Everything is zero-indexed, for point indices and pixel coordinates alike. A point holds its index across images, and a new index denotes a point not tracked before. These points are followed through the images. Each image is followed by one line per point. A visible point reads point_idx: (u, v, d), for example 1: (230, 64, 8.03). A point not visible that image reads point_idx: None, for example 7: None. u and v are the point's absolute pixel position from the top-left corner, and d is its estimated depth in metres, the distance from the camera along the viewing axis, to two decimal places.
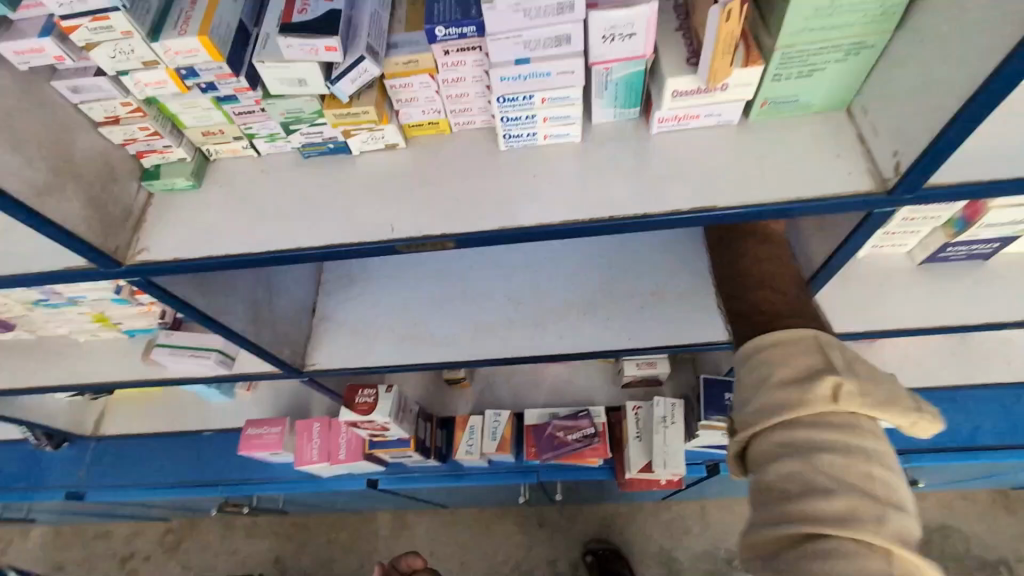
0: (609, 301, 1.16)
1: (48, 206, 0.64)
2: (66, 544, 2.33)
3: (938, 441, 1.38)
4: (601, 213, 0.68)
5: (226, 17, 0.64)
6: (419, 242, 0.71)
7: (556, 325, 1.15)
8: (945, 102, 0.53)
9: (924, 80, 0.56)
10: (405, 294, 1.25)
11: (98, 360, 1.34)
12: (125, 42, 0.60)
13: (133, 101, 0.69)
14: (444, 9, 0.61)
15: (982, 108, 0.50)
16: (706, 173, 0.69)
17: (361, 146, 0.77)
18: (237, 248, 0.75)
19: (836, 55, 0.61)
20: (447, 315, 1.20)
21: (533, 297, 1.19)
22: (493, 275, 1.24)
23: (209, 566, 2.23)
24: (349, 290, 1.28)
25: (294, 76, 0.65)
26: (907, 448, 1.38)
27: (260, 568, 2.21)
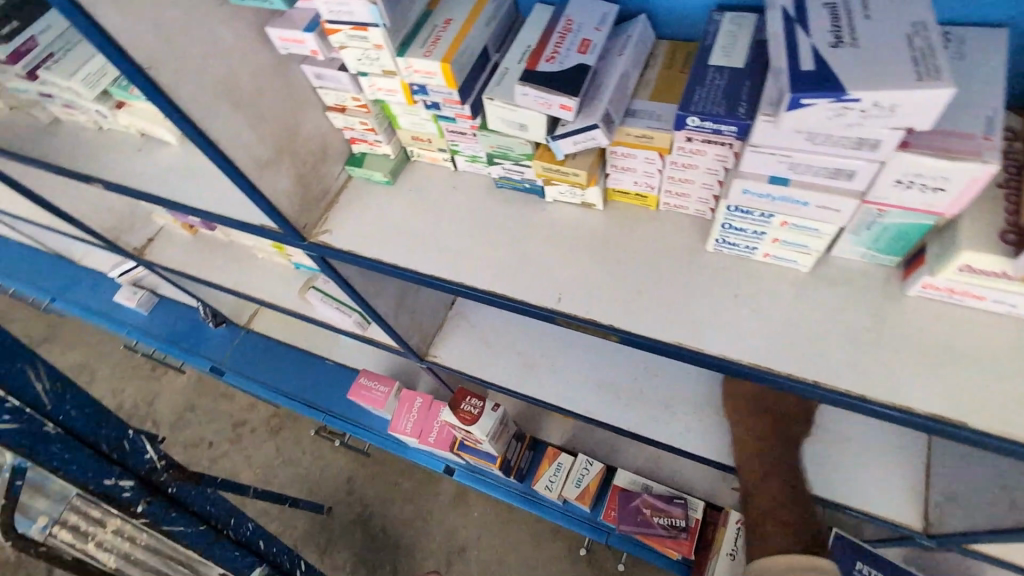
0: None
1: (263, 179, 0.69)
2: (203, 391, 2.68)
3: None
4: (807, 372, 0.56)
5: (472, 44, 0.62)
6: (581, 323, 0.65)
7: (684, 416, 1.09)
8: None
9: None
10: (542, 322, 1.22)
11: (269, 278, 1.49)
12: (374, 51, 0.60)
13: (362, 98, 0.70)
14: (705, 97, 0.52)
15: None
16: (964, 371, 0.53)
17: (555, 196, 0.72)
18: (403, 258, 0.75)
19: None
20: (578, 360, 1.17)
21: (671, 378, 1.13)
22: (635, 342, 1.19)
23: (294, 460, 2.46)
24: None
25: (518, 120, 0.61)
26: None
27: (332, 481, 2.40)
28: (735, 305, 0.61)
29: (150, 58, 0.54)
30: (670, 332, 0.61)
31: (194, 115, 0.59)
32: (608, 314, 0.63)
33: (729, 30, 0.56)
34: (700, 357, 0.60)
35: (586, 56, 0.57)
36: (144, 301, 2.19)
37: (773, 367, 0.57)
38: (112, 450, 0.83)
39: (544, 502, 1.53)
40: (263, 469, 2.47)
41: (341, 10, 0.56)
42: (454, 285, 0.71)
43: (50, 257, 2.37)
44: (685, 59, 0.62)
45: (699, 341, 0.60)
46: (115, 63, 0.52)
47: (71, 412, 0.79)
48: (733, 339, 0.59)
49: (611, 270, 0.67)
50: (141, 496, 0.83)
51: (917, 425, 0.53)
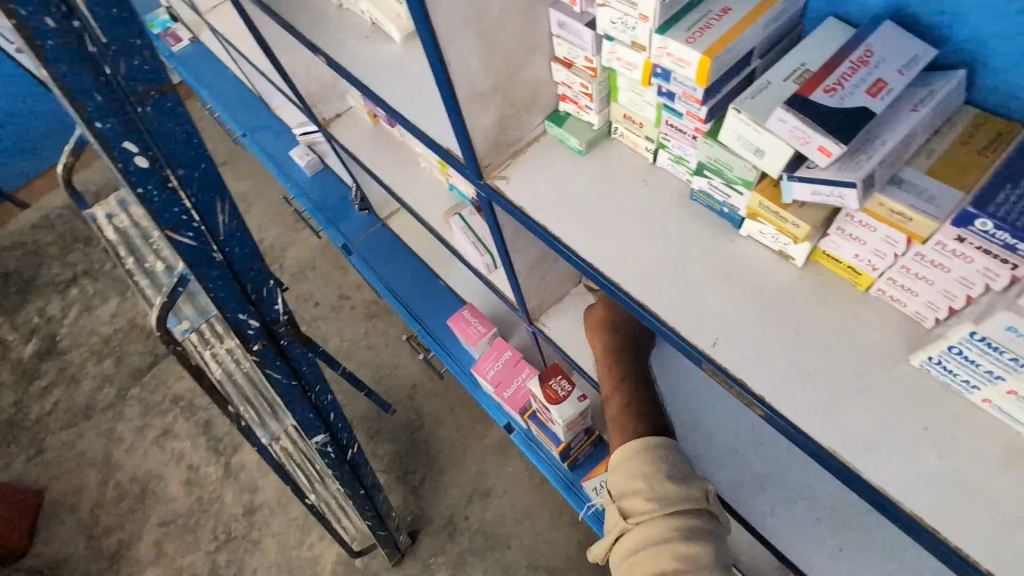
0: (844, 526, 0.99)
1: (471, 110, 0.69)
2: (327, 256, 2.95)
3: None
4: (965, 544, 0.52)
5: (740, 44, 0.57)
6: (729, 379, 0.62)
7: (766, 491, 1.06)
8: None
9: None
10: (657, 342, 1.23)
11: (423, 189, 1.57)
12: (635, 21, 0.58)
13: (595, 62, 0.67)
14: (1013, 203, 0.48)
15: None
16: None
17: (753, 233, 0.67)
18: (565, 232, 0.72)
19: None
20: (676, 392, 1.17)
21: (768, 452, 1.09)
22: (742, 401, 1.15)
23: (376, 348, 2.66)
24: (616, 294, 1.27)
25: (756, 143, 0.58)
26: None
27: (400, 381, 2.57)
28: (891, 443, 0.57)
29: None
30: (832, 436, 0.58)
31: (442, 32, 0.61)
32: (763, 383, 0.61)
33: None
34: (842, 469, 0.57)
35: (875, 100, 0.52)
36: (312, 165, 2.42)
37: (921, 516, 0.54)
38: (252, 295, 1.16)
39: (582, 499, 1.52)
40: (349, 343, 2.70)
41: None
42: (608, 282, 0.69)
43: (252, 97, 2.66)
44: (989, 141, 0.56)
45: (856, 459, 0.57)
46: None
47: (236, 249, 1.05)
48: (894, 471, 0.55)
49: (782, 342, 0.63)
50: (259, 337, 1.20)
51: None
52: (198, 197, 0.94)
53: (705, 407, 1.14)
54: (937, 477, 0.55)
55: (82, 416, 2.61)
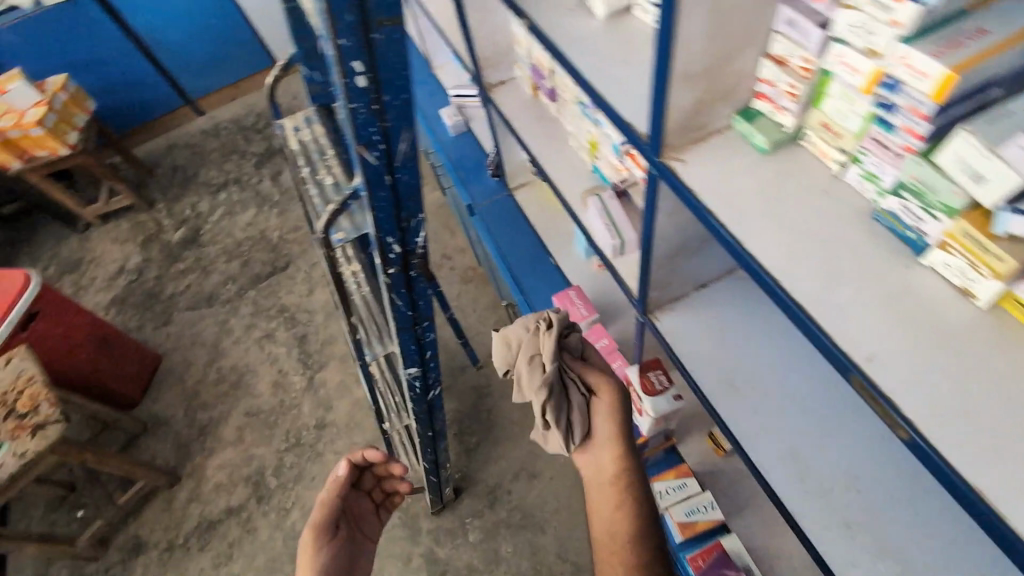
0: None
1: (680, 87, 0.80)
2: (440, 216, 3.14)
3: None
4: None
5: (974, 75, 0.66)
6: (874, 394, 0.71)
7: (858, 533, 1.07)
8: None
9: None
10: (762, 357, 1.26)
11: (565, 164, 1.64)
12: (881, 27, 0.68)
13: (815, 61, 0.78)
14: None
15: None
16: None
17: (938, 264, 0.77)
18: (738, 232, 0.82)
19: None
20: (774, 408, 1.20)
21: (868, 501, 1.09)
22: (843, 432, 1.15)
23: (464, 311, 2.79)
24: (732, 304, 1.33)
25: (979, 170, 0.67)
26: None
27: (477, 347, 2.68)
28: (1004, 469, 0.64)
29: None
30: (958, 456, 0.65)
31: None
32: (907, 403, 0.69)
33: None
34: None
35: None
36: (456, 126, 2.57)
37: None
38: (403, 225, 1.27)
39: None
40: None
41: None
42: (771, 278, 0.79)
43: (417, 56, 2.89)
44: None
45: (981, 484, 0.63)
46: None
47: (406, 175, 1.16)
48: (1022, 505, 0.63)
49: (940, 359, 0.72)
50: (394, 265, 1.34)
51: None
52: (387, 123, 1.05)
53: (800, 430, 1.17)
54: (1021, 483, 0.63)
55: (204, 303, 3.90)
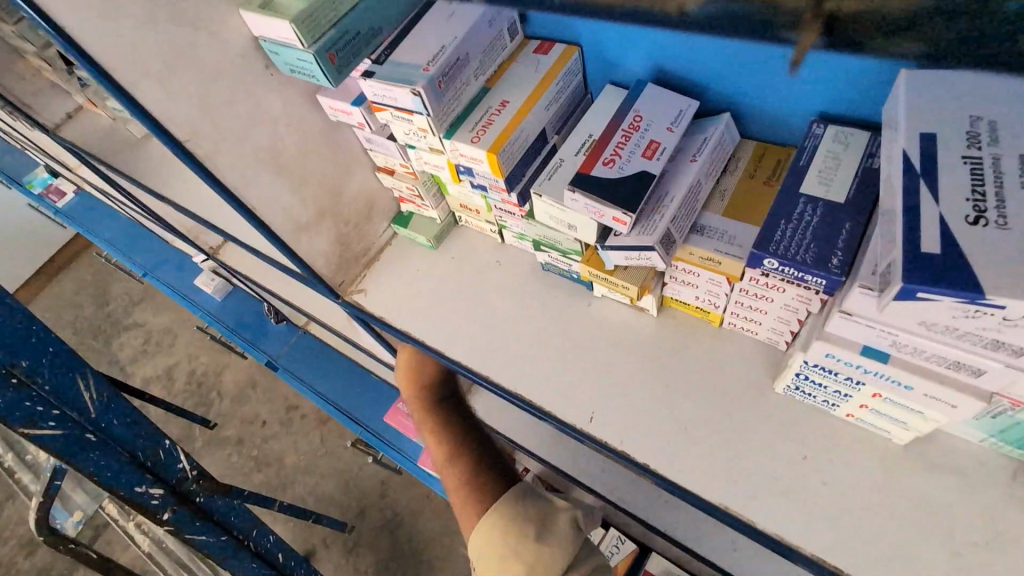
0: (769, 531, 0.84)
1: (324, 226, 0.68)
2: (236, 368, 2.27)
3: None
4: None
5: (528, 129, 0.55)
6: (613, 454, 0.57)
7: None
8: None
9: None
10: None
11: None
12: (421, 133, 0.55)
13: (410, 166, 0.66)
14: (790, 237, 0.43)
15: None
16: None
17: (605, 292, 0.64)
18: (420, 325, 0.72)
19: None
20: None
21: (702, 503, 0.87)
22: None
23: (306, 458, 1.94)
24: None
25: (565, 219, 0.54)
26: None
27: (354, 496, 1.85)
28: (757, 468, 0.52)
29: (165, 116, 0.48)
30: (687, 471, 0.54)
31: (180, 132, 0.49)
32: (647, 453, 0.56)
33: (832, 149, 0.46)
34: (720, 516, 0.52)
35: (652, 162, 0.49)
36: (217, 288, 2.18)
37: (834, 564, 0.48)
38: (145, 461, 0.72)
39: None
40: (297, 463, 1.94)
41: (386, 96, 0.49)
42: (472, 371, 0.66)
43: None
44: (771, 170, 0.52)
45: (743, 506, 0.51)
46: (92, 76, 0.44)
47: (115, 422, 0.68)
48: (784, 509, 0.50)
49: (653, 400, 0.58)
50: (169, 503, 0.74)
51: None
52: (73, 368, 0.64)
53: None
54: (768, 478, 0.52)
55: None
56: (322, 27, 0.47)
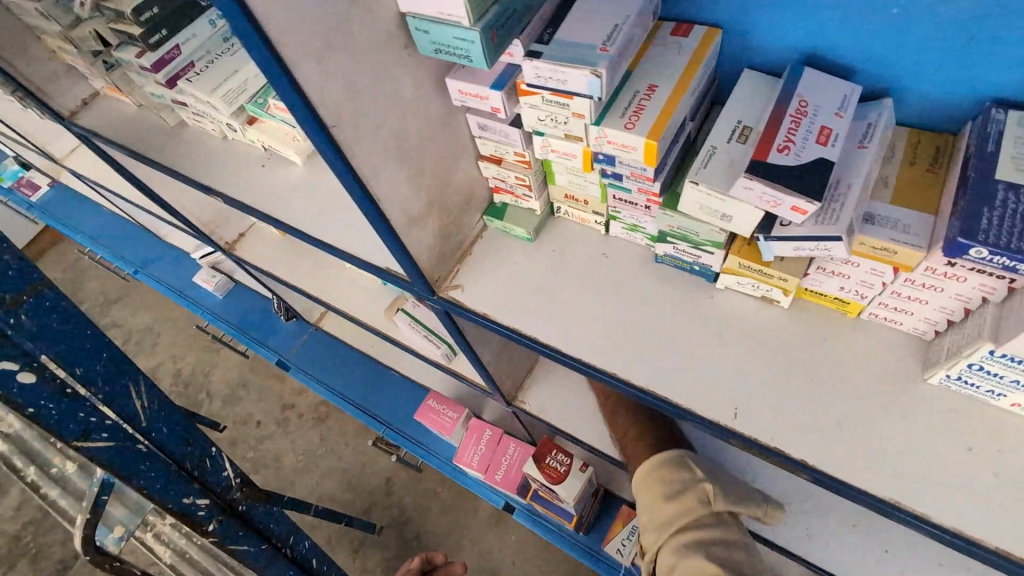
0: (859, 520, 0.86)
1: (430, 219, 0.64)
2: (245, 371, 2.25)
3: None
4: None
5: (678, 115, 0.53)
6: (761, 450, 0.56)
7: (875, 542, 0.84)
8: None
9: None
10: None
11: (352, 290, 1.45)
12: (568, 117, 0.52)
13: (526, 154, 0.63)
14: (997, 225, 0.42)
15: None
16: None
17: (730, 284, 0.62)
18: (526, 321, 0.69)
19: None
20: None
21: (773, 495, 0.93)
22: None
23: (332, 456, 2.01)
24: None
25: (720, 209, 0.52)
26: None
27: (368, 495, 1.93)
28: (922, 459, 0.52)
29: (317, 97, 0.44)
30: (845, 466, 0.53)
31: (328, 115, 0.45)
32: (801, 448, 0.54)
33: (1019, 134, 0.45)
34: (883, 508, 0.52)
35: (827, 148, 0.47)
36: (221, 285, 2.10)
37: (1007, 552, 0.48)
38: (191, 469, 0.68)
39: (608, 560, 1.41)
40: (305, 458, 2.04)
41: (550, 77, 0.47)
42: (592, 368, 0.64)
43: (137, 232, 2.27)
44: (931, 157, 0.51)
45: (909, 498, 0.51)
46: (253, 52, 0.40)
47: (164, 433, 0.66)
48: (954, 501, 0.50)
49: (798, 393, 0.57)
50: (216, 512, 0.67)
51: None
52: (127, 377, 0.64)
53: None
54: (933, 469, 0.51)
55: None
56: (488, 1, 0.44)
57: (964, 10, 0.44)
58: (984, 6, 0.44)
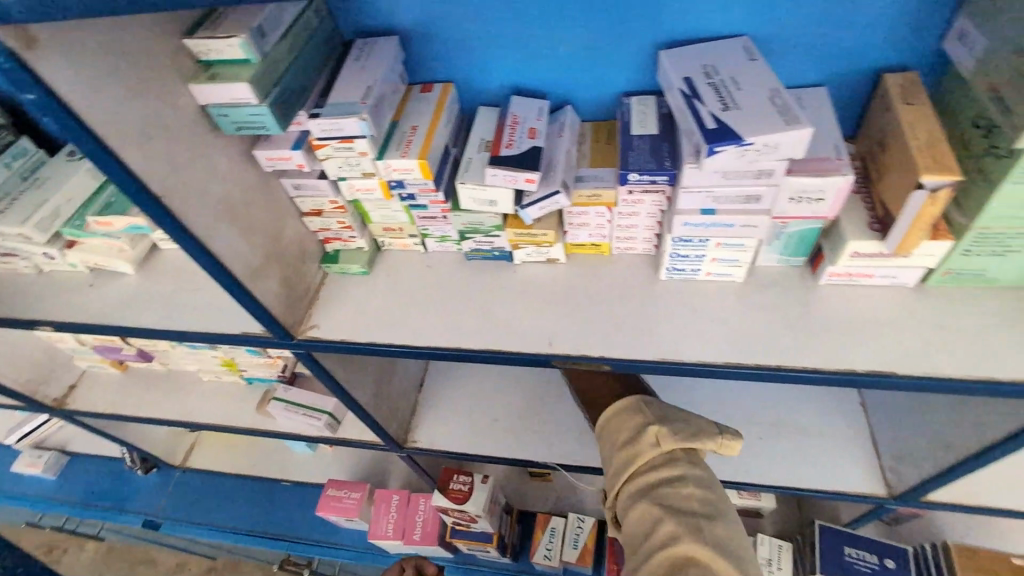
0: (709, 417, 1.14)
1: (271, 269, 0.75)
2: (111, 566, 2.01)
3: None
4: (765, 360, 0.68)
5: (438, 142, 0.72)
6: (575, 360, 0.73)
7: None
8: None
9: None
10: (517, 394, 1.26)
11: (216, 402, 1.41)
12: (357, 158, 0.69)
13: (339, 200, 0.78)
14: (638, 158, 0.66)
15: None
16: (848, 334, 0.68)
17: (523, 258, 0.82)
18: (379, 335, 0.81)
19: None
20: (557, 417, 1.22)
21: None
22: None
23: None
24: (453, 387, 1.28)
25: (487, 197, 0.72)
26: None
27: None
28: (673, 326, 0.73)
29: (146, 174, 0.55)
30: (630, 349, 0.72)
31: (157, 188, 0.57)
32: (599, 348, 0.73)
33: (639, 108, 0.72)
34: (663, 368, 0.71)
35: (535, 140, 0.70)
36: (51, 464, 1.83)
37: (739, 360, 0.69)
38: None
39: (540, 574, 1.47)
40: None
41: (331, 129, 0.64)
42: (443, 350, 0.78)
43: None
44: (607, 134, 0.77)
45: (672, 352, 0.71)
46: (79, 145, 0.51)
47: None
48: (698, 345, 0.71)
49: (588, 314, 0.76)
50: None
51: (861, 384, 0.66)
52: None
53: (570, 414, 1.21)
54: (681, 329, 0.73)
55: None
56: (268, 86, 0.61)
57: (581, 42, 0.72)
58: (588, 38, 0.71)
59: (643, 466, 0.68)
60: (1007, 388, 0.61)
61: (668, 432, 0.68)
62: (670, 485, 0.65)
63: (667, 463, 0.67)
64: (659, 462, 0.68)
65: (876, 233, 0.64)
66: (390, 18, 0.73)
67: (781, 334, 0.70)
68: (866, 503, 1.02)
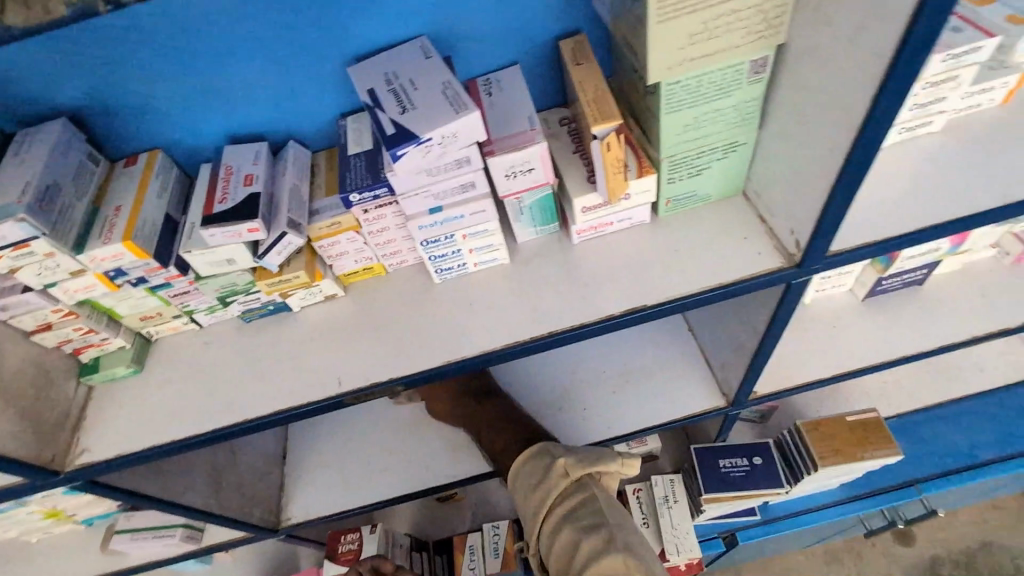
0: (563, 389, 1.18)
1: None
2: None
3: (915, 473, 1.43)
4: (540, 329, 0.71)
5: (149, 216, 0.67)
6: (368, 390, 0.72)
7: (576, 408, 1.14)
8: (823, 182, 0.56)
9: (808, 162, 0.58)
10: (382, 430, 1.21)
11: (54, 559, 1.22)
12: (49, 260, 0.61)
13: (64, 306, 0.69)
14: (356, 176, 0.65)
15: (851, 180, 0.53)
16: (607, 281, 0.73)
17: (301, 303, 0.79)
18: (162, 434, 0.74)
19: (712, 100, 0.59)
20: (426, 439, 1.19)
21: None
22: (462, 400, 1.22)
23: None
24: (315, 447, 1.21)
25: (222, 258, 0.67)
26: (881, 487, 1.43)
27: None
28: (456, 326, 0.73)
29: None
30: (419, 361, 0.72)
31: None
32: (389, 370, 0.71)
33: (355, 126, 0.71)
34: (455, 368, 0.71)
35: (252, 186, 0.67)
36: None
37: (518, 338, 0.70)
38: None
39: None
40: None
41: None
42: (235, 427, 0.73)
43: None
44: None
45: (458, 350, 0.71)
46: None
47: None
48: (481, 335, 0.72)
49: (375, 340, 0.75)
50: None
51: (625, 324, 0.70)
52: None
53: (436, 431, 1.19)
54: (464, 325, 0.73)
55: None
56: None
57: (272, 77, 0.70)
58: (276, 71, 0.69)
59: (559, 496, 0.84)
60: (730, 289, 0.68)
61: (572, 462, 0.84)
62: (583, 504, 0.81)
63: (576, 490, 0.83)
64: (569, 489, 0.84)
65: (593, 185, 0.68)
66: (52, 100, 0.66)
67: (550, 301, 0.73)
68: (713, 417, 1.10)
